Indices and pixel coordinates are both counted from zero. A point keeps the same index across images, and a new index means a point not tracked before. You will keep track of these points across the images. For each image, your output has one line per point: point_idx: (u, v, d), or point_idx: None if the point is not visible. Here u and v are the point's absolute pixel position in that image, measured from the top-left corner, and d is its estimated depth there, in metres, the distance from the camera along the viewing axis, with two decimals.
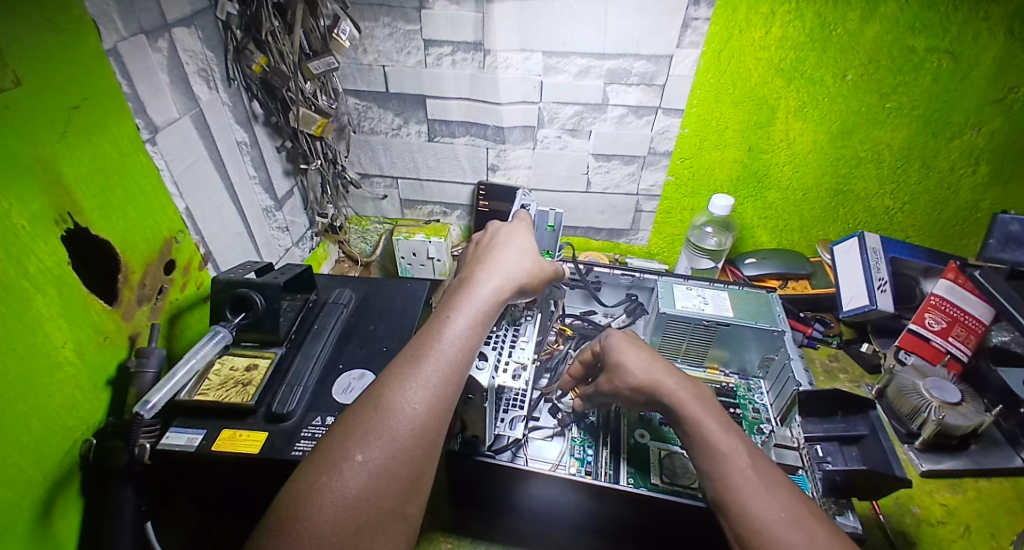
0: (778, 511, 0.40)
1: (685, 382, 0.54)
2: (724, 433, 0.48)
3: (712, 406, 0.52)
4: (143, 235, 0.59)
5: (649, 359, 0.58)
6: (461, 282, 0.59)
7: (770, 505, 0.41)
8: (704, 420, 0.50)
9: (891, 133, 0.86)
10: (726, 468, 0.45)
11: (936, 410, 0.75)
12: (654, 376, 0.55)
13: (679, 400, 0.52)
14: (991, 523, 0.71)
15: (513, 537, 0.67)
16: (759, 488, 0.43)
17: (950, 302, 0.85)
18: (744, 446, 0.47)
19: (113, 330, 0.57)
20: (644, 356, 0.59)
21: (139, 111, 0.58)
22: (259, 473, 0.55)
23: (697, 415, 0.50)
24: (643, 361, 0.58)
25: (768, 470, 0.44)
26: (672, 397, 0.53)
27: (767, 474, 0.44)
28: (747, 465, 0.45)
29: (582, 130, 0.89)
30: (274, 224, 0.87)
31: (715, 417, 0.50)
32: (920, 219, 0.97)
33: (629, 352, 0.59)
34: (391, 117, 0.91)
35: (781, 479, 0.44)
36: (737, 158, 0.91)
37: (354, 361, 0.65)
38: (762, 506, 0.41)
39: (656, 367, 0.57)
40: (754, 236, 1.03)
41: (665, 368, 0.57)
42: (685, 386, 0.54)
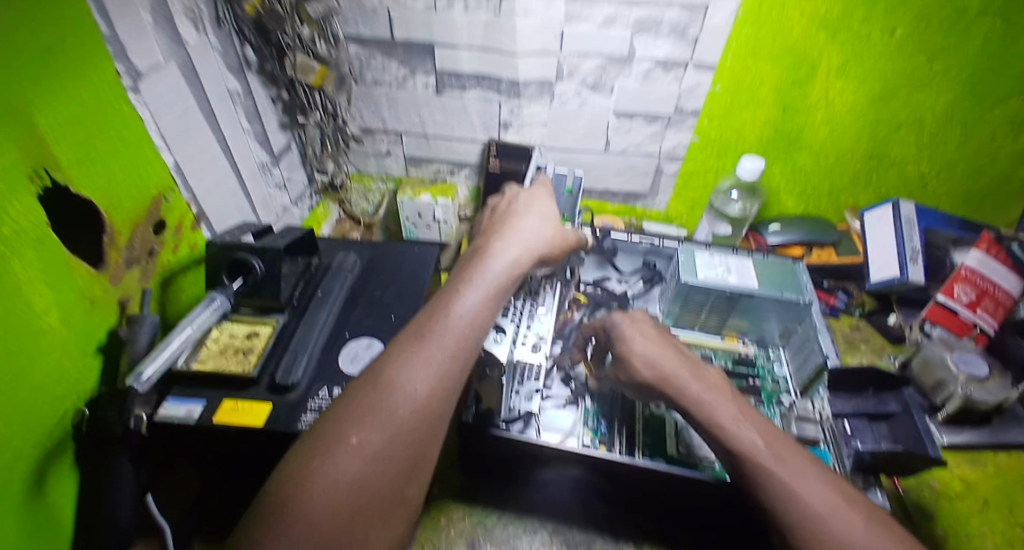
0: (815, 502, 0.39)
1: (690, 372, 0.52)
2: (739, 422, 0.46)
3: (728, 395, 0.49)
4: (128, 192, 0.54)
5: (659, 347, 0.55)
6: (476, 254, 0.55)
7: (805, 497, 0.40)
8: (716, 413, 0.47)
9: (935, 98, 0.80)
10: (748, 464, 0.43)
11: (964, 385, 0.73)
12: (660, 370, 0.53)
13: (690, 392, 0.50)
14: (1009, 498, 0.71)
15: (526, 508, 0.66)
16: (790, 479, 0.41)
17: (980, 273, 0.82)
18: (759, 435, 0.44)
19: (101, 294, 0.52)
20: (655, 343, 0.56)
21: (119, 54, 0.52)
22: (264, 447, 0.52)
23: (709, 411, 0.48)
24: (653, 349, 0.55)
25: (790, 464, 0.42)
26: (683, 389, 0.50)
27: (791, 470, 0.42)
28: (771, 455, 0.43)
29: (604, 85, 0.83)
30: (271, 181, 0.81)
31: (728, 405, 0.48)
32: (954, 189, 0.92)
33: (637, 340, 0.56)
34: (397, 68, 0.84)
35: (805, 476, 0.41)
36: (768, 119, 0.84)
37: (362, 329, 0.61)
38: (798, 498, 0.40)
39: (663, 356, 0.54)
40: (778, 202, 0.97)
41: (675, 355, 0.54)
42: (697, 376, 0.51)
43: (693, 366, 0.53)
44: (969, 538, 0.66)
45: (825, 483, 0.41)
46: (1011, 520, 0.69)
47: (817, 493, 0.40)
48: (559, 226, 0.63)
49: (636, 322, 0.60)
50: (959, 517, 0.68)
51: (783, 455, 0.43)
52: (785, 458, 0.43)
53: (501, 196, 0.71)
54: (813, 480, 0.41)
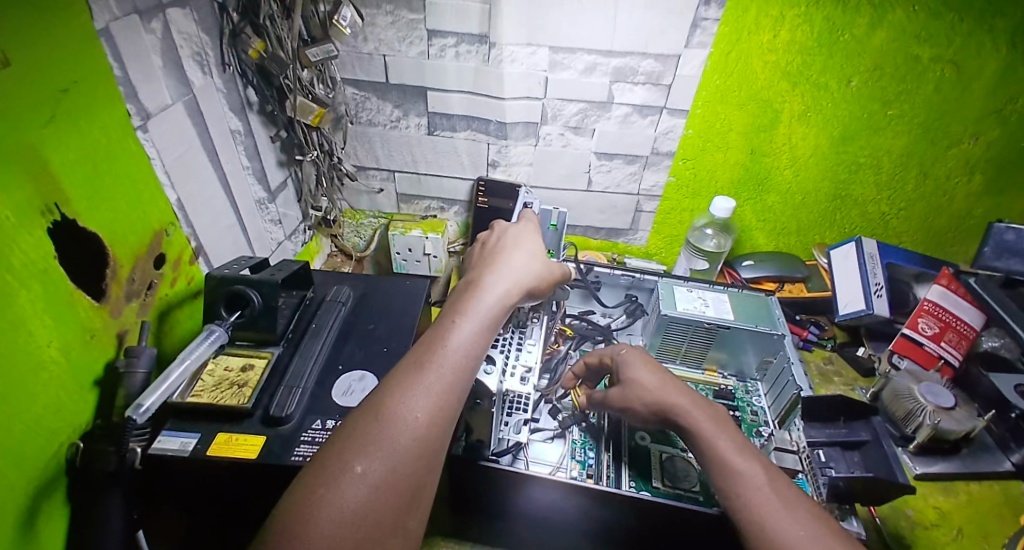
0: (796, 530, 0.40)
1: (695, 402, 0.54)
2: (737, 453, 0.48)
3: (727, 425, 0.51)
4: (132, 227, 0.56)
5: (661, 380, 0.57)
6: (467, 287, 0.58)
7: (790, 524, 0.41)
8: (717, 441, 0.49)
9: (891, 140, 0.87)
10: (744, 491, 0.44)
11: (931, 415, 0.76)
12: (664, 400, 0.55)
13: (692, 421, 0.52)
14: (981, 526, 0.74)
15: (515, 542, 0.66)
16: (779, 507, 0.42)
17: (942, 307, 0.88)
18: (758, 466, 0.46)
19: (101, 327, 0.53)
20: (654, 375, 0.58)
21: (130, 96, 0.55)
22: (256, 480, 0.52)
23: (709, 439, 0.50)
24: (655, 379, 0.57)
25: (781, 491, 0.44)
26: (688, 418, 0.52)
27: (783, 496, 0.43)
28: (765, 484, 0.45)
29: (585, 128, 0.88)
30: (267, 217, 0.84)
31: (728, 435, 0.50)
32: (915, 225, 0.98)
33: (641, 372, 0.59)
34: (390, 109, 0.89)
35: (794, 501, 0.43)
36: (739, 161, 0.91)
37: (354, 362, 0.63)
38: (784, 525, 0.41)
39: (668, 388, 0.56)
40: (752, 239, 1.03)
41: (676, 386, 0.56)
42: (698, 405, 0.53)
43: (693, 396, 0.55)
44: None
45: (813, 510, 0.42)
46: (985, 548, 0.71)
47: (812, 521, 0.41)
48: (548, 263, 0.67)
49: (633, 355, 0.63)
50: (935, 546, 0.71)
51: (776, 484, 0.45)
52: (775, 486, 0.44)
53: (487, 232, 0.73)
54: (802, 506, 0.43)
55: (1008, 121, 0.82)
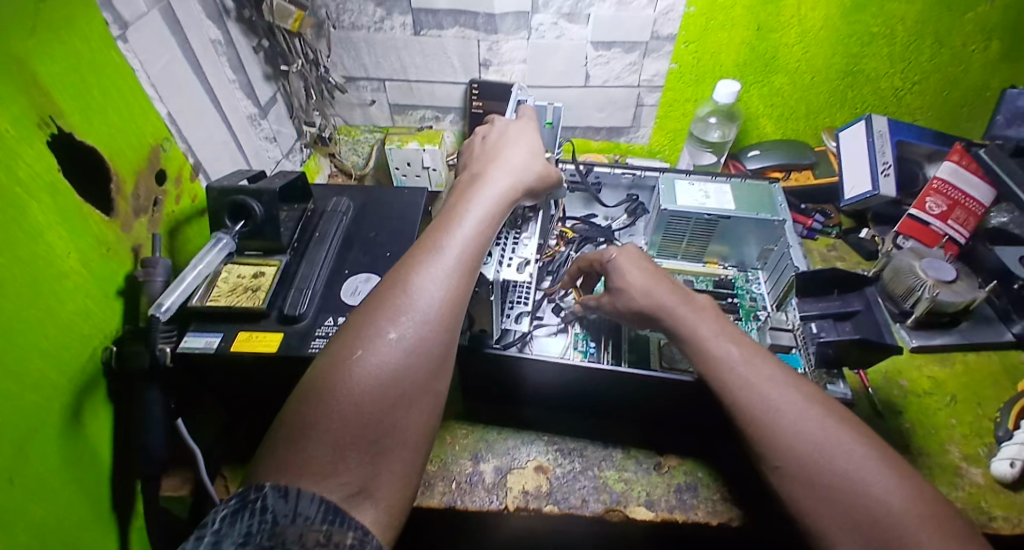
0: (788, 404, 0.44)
1: (680, 298, 0.56)
2: (717, 341, 0.51)
3: (710, 314, 0.54)
4: (127, 141, 0.57)
5: (649, 277, 0.59)
6: (472, 180, 0.57)
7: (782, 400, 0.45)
8: (700, 331, 0.52)
9: (907, 5, 0.80)
10: (721, 373, 0.49)
11: (930, 288, 0.77)
12: (652, 299, 0.57)
13: (677, 315, 0.54)
14: (977, 393, 0.77)
15: (523, 422, 0.73)
16: (771, 386, 0.46)
17: (951, 185, 0.86)
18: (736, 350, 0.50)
19: (115, 241, 0.56)
20: (644, 271, 0.60)
21: (105, 4, 0.53)
22: (278, 372, 0.57)
23: (693, 331, 0.53)
24: (644, 277, 0.59)
25: (763, 370, 0.48)
26: (671, 315, 0.55)
27: (761, 374, 0.47)
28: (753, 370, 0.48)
29: (580, 14, 0.83)
30: (261, 133, 0.83)
31: (709, 323, 0.53)
32: (928, 100, 0.93)
33: (628, 268, 0.61)
34: (372, 8, 0.84)
35: (769, 376, 0.47)
36: (744, 40, 0.85)
37: (360, 266, 0.65)
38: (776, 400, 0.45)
39: (656, 287, 0.58)
40: (758, 127, 0.99)
41: (664, 282, 0.58)
42: (680, 300, 0.56)
43: (676, 290, 0.57)
44: (937, 430, 0.72)
45: (789, 382, 0.47)
46: (978, 413, 0.75)
47: (786, 393, 0.45)
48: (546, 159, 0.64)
49: (627, 256, 0.63)
50: (925, 410, 0.75)
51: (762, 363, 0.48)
52: (757, 367, 0.48)
53: (485, 126, 0.70)
54: (783, 379, 0.47)
55: None
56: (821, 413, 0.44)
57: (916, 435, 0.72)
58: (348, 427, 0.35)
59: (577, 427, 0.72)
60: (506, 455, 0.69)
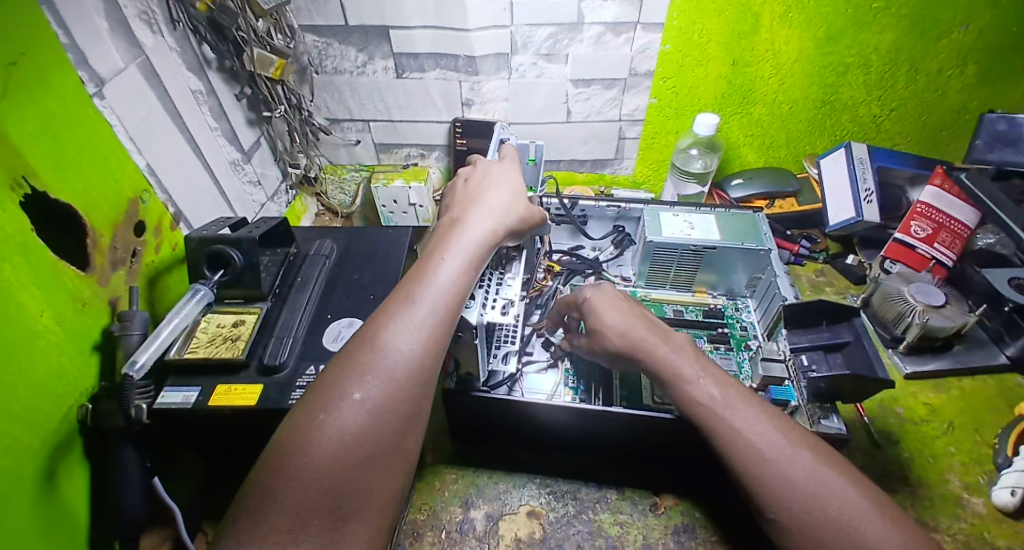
0: (774, 443, 0.42)
1: (658, 337, 0.55)
2: (698, 378, 0.49)
3: (690, 351, 0.53)
4: (104, 196, 0.56)
5: (626, 317, 0.58)
6: (450, 225, 0.57)
7: (767, 438, 0.43)
8: (680, 369, 0.51)
9: (879, 35, 0.82)
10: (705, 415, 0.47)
11: (920, 314, 0.77)
12: (629, 339, 0.56)
13: (656, 355, 0.53)
14: (974, 419, 0.75)
15: (514, 465, 0.71)
16: (755, 425, 0.44)
17: (935, 208, 0.87)
18: (715, 387, 0.48)
19: (91, 296, 0.55)
20: (620, 311, 0.59)
21: (81, 62, 0.53)
22: (259, 425, 0.56)
23: (673, 369, 0.51)
24: (622, 317, 0.58)
25: (745, 410, 0.45)
26: (652, 355, 0.54)
27: (744, 414, 0.45)
28: (735, 409, 0.46)
29: (558, 54, 0.84)
30: (244, 178, 0.83)
31: (691, 361, 0.51)
32: (908, 125, 0.94)
33: (606, 309, 0.60)
34: (355, 53, 0.85)
35: (751, 415, 0.45)
36: (721, 74, 0.87)
37: (342, 311, 0.64)
38: (760, 440, 0.43)
39: (633, 327, 0.57)
40: (740, 156, 1.00)
41: (642, 322, 0.57)
42: (657, 338, 0.55)
43: (654, 329, 0.56)
44: (935, 459, 0.71)
45: (774, 422, 0.44)
46: (977, 439, 0.73)
47: (770, 432, 0.43)
48: (525, 199, 0.64)
49: (603, 293, 0.63)
50: (923, 439, 0.73)
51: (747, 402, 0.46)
52: (739, 407, 0.46)
53: (467, 167, 0.70)
54: (766, 419, 0.44)
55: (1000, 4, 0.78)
56: (811, 453, 0.41)
57: (915, 464, 0.70)
58: (306, 497, 0.34)
59: (569, 468, 0.70)
60: (497, 499, 0.67)
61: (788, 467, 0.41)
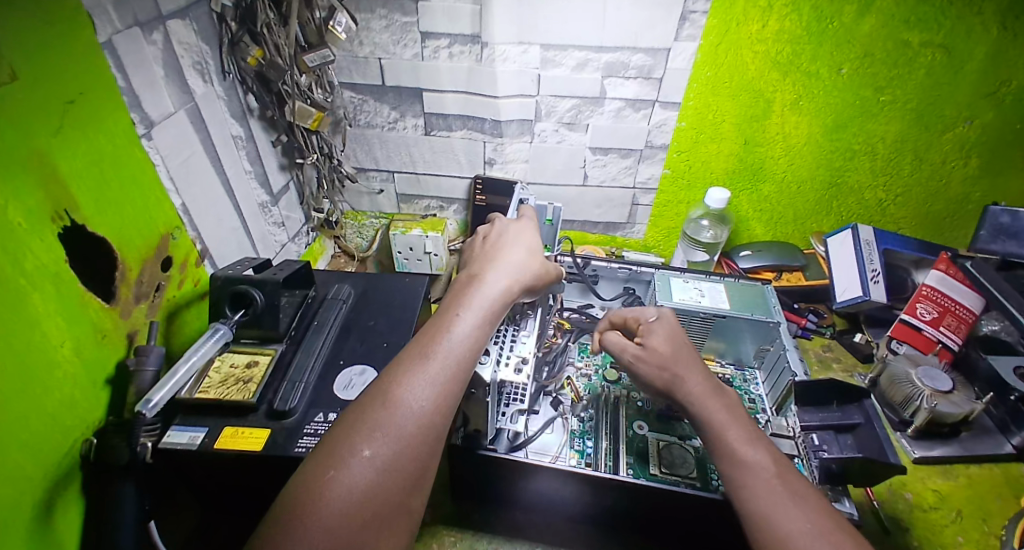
0: (803, 523, 0.38)
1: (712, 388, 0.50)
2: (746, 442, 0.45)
3: (740, 415, 0.48)
4: (139, 231, 0.58)
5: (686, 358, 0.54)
6: (468, 280, 0.57)
7: (796, 515, 0.39)
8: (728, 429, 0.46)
9: (885, 126, 0.87)
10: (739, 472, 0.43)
11: (927, 398, 0.77)
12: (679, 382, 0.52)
13: (708, 407, 0.49)
14: (983, 509, 0.74)
15: (514, 529, 0.68)
16: (784, 498, 0.40)
17: (941, 291, 0.88)
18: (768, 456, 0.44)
19: (111, 328, 0.56)
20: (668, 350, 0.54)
21: (134, 105, 0.57)
22: (260, 470, 0.54)
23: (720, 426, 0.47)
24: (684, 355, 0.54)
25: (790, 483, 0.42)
26: (699, 410, 0.49)
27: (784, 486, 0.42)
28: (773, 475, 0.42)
29: (579, 124, 0.89)
30: (270, 220, 0.86)
31: (741, 425, 0.47)
32: (911, 211, 0.98)
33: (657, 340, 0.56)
34: (388, 110, 0.91)
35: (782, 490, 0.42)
36: (732, 151, 0.91)
37: (356, 357, 0.64)
38: (788, 517, 0.39)
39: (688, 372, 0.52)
40: (748, 229, 1.03)
41: (696, 370, 0.52)
42: (710, 391, 0.50)
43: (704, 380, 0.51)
44: None
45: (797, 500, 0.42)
46: (986, 531, 0.71)
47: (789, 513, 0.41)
48: (541, 259, 0.65)
49: (665, 324, 0.59)
50: (933, 527, 0.71)
51: (767, 474, 0.42)
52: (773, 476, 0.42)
53: (488, 224, 0.71)
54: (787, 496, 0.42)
55: (1003, 103, 0.82)
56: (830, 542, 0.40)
57: None
58: None
59: (570, 535, 0.68)
60: None
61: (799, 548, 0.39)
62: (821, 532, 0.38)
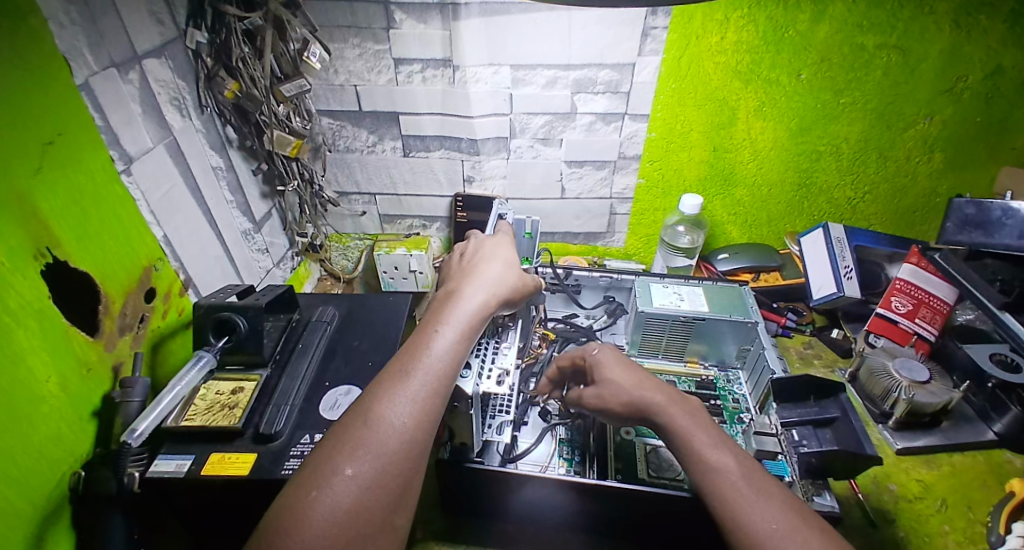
0: (769, 523, 0.39)
1: (672, 397, 0.52)
2: (713, 447, 0.46)
3: (705, 420, 0.49)
4: (121, 264, 0.59)
5: (636, 376, 0.56)
6: (445, 296, 0.59)
7: (761, 517, 0.40)
8: (694, 435, 0.47)
9: (848, 127, 0.90)
10: (711, 478, 0.44)
11: (906, 389, 0.79)
12: (642, 396, 0.53)
13: (673, 415, 0.50)
14: (966, 496, 0.75)
15: (505, 541, 0.69)
16: (753, 498, 0.41)
17: (914, 284, 0.91)
18: (732, 459, 0.45)
19: (96, 360, 0.56)
20: (628, 372, 0.57)
21: (113, 142, 0.58)
22: (248, 495, 0.55)
23: (687, 433, 0.48)
24: (633, 375, 0.56)
25: (756, 483, 0.42)
26: (665, 416, 0.50)
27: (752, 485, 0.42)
28: (739, 476, 0.43)
29: (553, 139, 0.92)
30: (253, 246, 0.87)
31: (705, 430, 0.48)
32: (881, 207, 1.01)
33: (612, 368, 0.58)
34: (366, 135, 0.93)
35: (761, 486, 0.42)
36: (703, 158, 0.94)
37: (340, 378, 0.65)
38: (754, 519, 0.40)
39: (647, 385, 0.54)
40: (724, 232, 1.06)
41: (653, 382, 0.55)
42: (673, 399, 0.52)
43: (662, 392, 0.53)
44: (931, 538, 0.69)
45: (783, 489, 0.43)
46: (970, 518, 0.72)
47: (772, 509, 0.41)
48: (518, 272, 0.66)
49: (606, 353, 0.61)
50: (918, 517, 0.72)
51: (743, 469, 0.44)
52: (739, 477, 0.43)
53: (466, 241, 0.72)
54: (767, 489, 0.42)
55: (960, 99, 0.86)
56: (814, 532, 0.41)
57: (911, 544, 0.69)
58: None
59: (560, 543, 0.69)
60: None
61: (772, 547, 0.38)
62: (790, 530, 0.39)
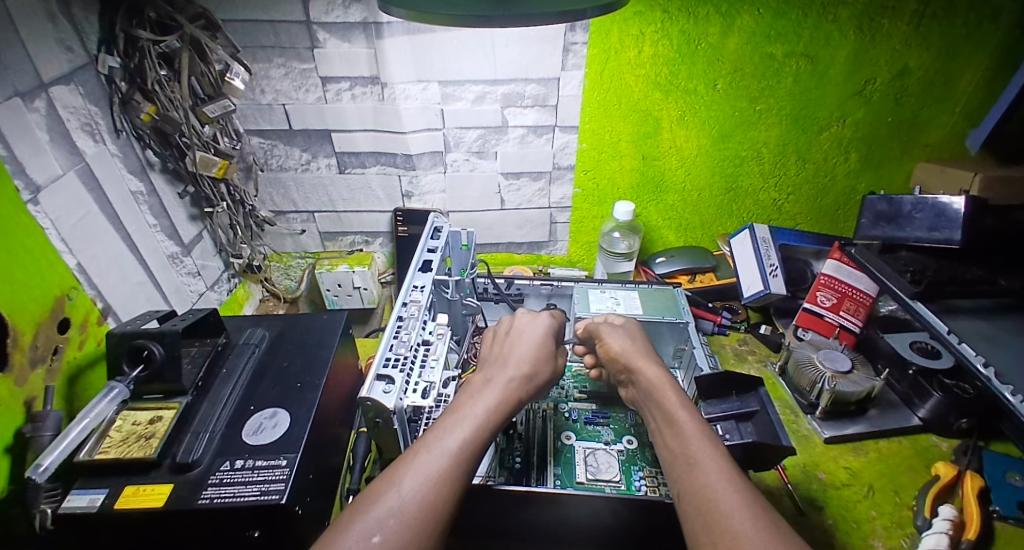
0: (733, 494, 0.44)
1: (665, 381, 0.58)
2: (695, 428, 0.51)
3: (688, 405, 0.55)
4: (31, 295, 0.57)
5: (644, 353, 0.63)
6: (480, 383, 0.56)
7: (727, 489, 0.44)
8: (678, 416, 0.53)
9: (766, 132, 0.95)
10: (685, 461, 0.48)
11: (829, 380, 0.83)
12: (642, 376, 0.60)
13: (659, 396, 0.56)
14: (893, 481, 0.78)
15: None
16: (723, 477, 0.46)
17: (838, 279, 0.95)
18: (709, 445, 0.49)
19: (7, 396, 0.53)
20: (640, 347, 0.64)
21: (18, 172, 0.57)
22: (168, 528, 0.53)
23: (671, 414, 0.54)
24: (638, 352, 0.63)
25: (717, 467, 0.47)
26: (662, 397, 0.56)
27: (715, 470, 0.46)
28: (714, 461, 0.47)
29: (488, 152, 0.94)
30: (182, 270, 0.85)
31: (688, 412, 0.53)
32: (806, 207, 1.06)
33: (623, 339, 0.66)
34: (299, 153, 0.93)
35: (731, 473, 0.46)
36: (634, 167, 0.97)
37: (267, 401, 0.64)
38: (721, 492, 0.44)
39: (648, 368, 0.60)
40: (662, 237, 1.10)
41: (651, 362, 0.62)
42: (664, 381, 0.58)
43: (662, 368, 0.61)
44: (859, 524, 0.72)
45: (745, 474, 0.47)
46: (897, 502, 0.76)
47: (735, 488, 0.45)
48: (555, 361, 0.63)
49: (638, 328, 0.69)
50: (846, 504, 0.75)
51: (715, 452, 0.48)
52: (711, 460, 0.48)
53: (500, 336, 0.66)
54: (730, 472, 0.46)
55: (869, 102, 0.92)
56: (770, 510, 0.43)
57: (840, 530, 0.72)
58: None
59: None
60: None
61: (742, 528, 0.41)
62: (746, 502, 0.43)
